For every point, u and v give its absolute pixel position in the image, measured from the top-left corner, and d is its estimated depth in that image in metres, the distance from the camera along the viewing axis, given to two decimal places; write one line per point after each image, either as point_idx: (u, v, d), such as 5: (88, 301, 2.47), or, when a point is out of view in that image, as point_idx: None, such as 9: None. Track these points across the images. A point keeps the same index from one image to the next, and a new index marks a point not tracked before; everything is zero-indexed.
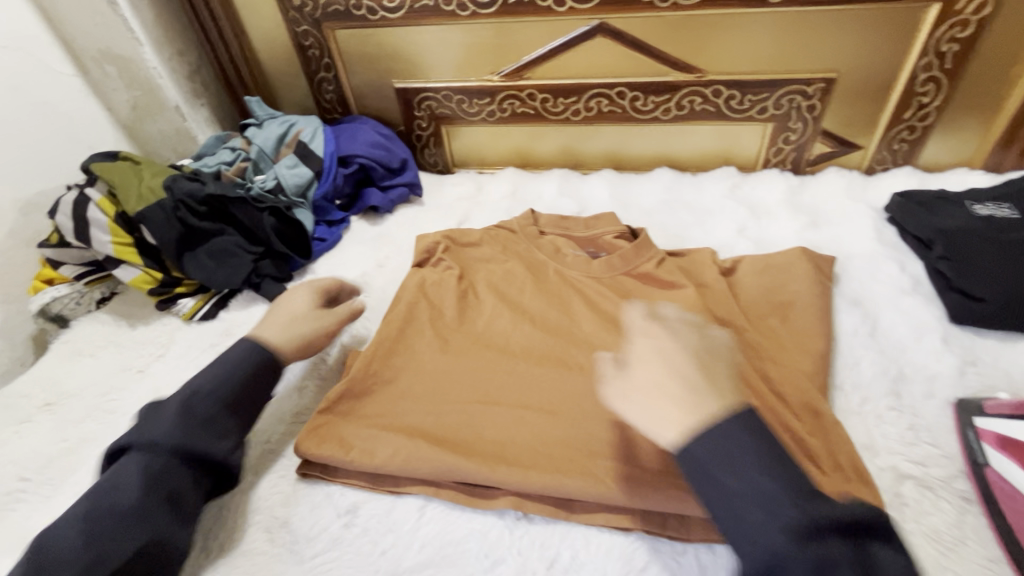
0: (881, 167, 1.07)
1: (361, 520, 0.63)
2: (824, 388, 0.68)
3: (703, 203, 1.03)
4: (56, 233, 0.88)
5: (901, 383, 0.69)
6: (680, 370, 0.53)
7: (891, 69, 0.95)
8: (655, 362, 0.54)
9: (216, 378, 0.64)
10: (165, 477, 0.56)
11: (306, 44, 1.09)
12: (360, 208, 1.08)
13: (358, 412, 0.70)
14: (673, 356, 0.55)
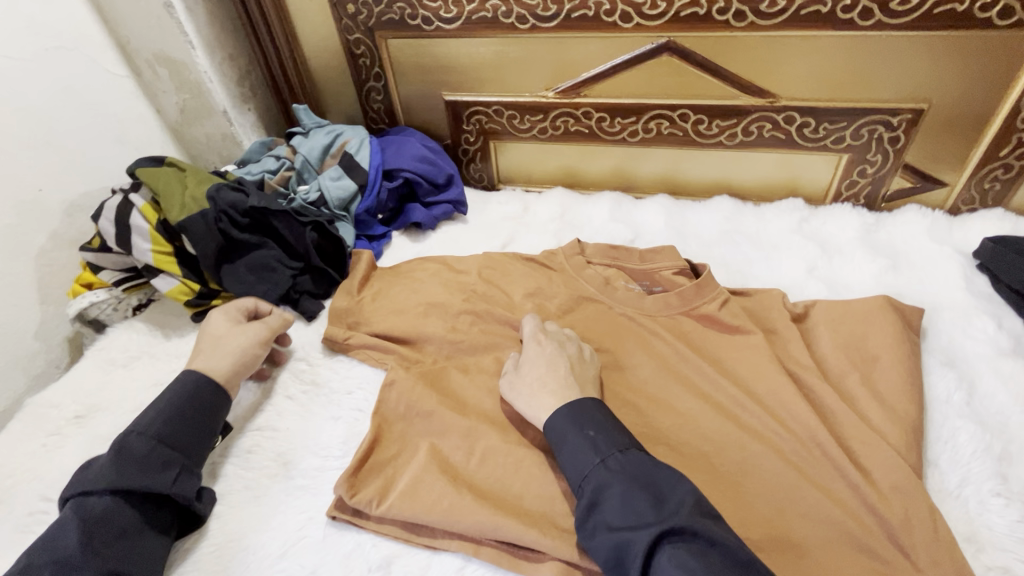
0: (967, 207, 0.98)
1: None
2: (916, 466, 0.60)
3: (767, 237, 0.96)
4: (98, 238, 0.86)
5: (1005, 464, 0.61)
6: (595, 443, 0.57)
7: (990, 102, 0.86)
8: (581, 433, 0.58)
9: (102, 469, 0.58)
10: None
11: (357, 52, 1.06)
12: (402, 223, 1.04)
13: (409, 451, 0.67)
14: (589, 427, 0.58)
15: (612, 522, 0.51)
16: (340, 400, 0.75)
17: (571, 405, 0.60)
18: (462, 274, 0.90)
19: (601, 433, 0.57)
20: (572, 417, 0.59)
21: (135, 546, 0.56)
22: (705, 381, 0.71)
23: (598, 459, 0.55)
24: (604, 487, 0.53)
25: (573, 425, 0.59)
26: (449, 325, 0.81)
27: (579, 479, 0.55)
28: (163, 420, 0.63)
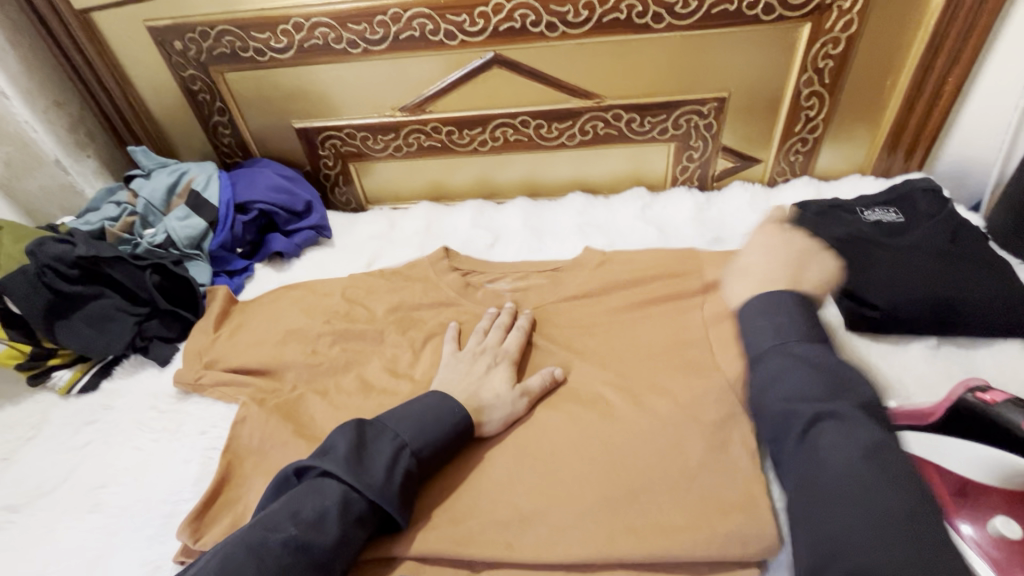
0: (781, 178, 1.11)
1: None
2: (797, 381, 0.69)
3: (615, 225, 1.04)
4: None
5: None
6: (782, 331, 0.57)
7: (777, 86, 0.98)
8: (773, 320, 0.59)
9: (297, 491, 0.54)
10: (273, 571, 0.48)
11: (194, 88, 1.04)
12: (263, 254, 1.02)
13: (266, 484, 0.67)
14: (775, 320, 0.59)
15: (785, 394, 0.52)
16: (193, 442, 0.73)
17: (753, 299, 0.62)
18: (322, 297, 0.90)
19: (762, 327, 0.59)
20: (751, 314, 0.61)
21: (322, 527, 0.51)
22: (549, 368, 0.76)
23: (778, 342, 0.57)
24: (779, 362, 0.54)
25: (757, 320, 0.60)
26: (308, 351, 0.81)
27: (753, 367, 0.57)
28: (428, 435, 0.61)
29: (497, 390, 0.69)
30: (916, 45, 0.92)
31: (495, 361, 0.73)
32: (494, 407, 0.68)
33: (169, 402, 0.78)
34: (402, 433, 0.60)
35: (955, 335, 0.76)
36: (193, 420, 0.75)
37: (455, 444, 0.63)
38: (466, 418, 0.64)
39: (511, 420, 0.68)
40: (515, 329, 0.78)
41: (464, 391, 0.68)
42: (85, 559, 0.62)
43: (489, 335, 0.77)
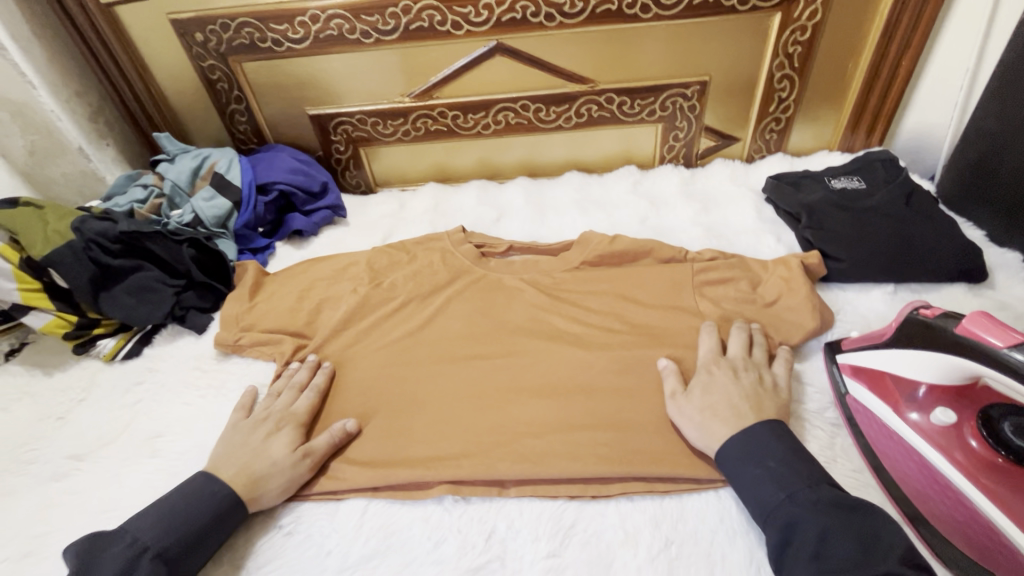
0: (758, 155, 1.22)
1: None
2: (786, 340, 0.78)
3: (610, 200, 1.13)
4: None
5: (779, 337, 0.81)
6: (772, 477, 0.59)
7: (753, 70, 1.09)
8: (767, 474, 0.59)
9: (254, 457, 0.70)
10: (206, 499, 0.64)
11: (213, 78, 1.10)
12: (283, 233, 1.09)
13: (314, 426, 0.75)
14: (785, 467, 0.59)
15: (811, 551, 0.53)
16: (238, 396, 0.81)
17: (751, 431, 0.63)
18: (345, 268, 0.98)
19: (766, 472, 0.60)
20: (738, 457, 0.62)
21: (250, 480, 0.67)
22: (559, 322, 0.86)
23: (784, 494, 0.57)
24: (799, 524, 0.55)
25: (739, 460, 0.62)
26: (338, 315, 0.89)
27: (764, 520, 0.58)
28: (174, 534, 0.61)
29: (274, 459, 0.68)
30: (874, 31, 1.04)
31: (280, 424, 0.73)
32: (274, 476, 0.67)
33: (211, 363, 0.86)
34: (138, 537, 0.60)
35: (909, 280, 0.87)
36: (238, 378, 0.83)
37: (222, 522, 0.63)
38: (229, 493, 0.65)
39: (291, 487, 0.68)
40: (311, 389, 0.78)
41: (236, 467, 0.67)
42: (152, 495, 0.70)
43: (291, 395, 0.77)
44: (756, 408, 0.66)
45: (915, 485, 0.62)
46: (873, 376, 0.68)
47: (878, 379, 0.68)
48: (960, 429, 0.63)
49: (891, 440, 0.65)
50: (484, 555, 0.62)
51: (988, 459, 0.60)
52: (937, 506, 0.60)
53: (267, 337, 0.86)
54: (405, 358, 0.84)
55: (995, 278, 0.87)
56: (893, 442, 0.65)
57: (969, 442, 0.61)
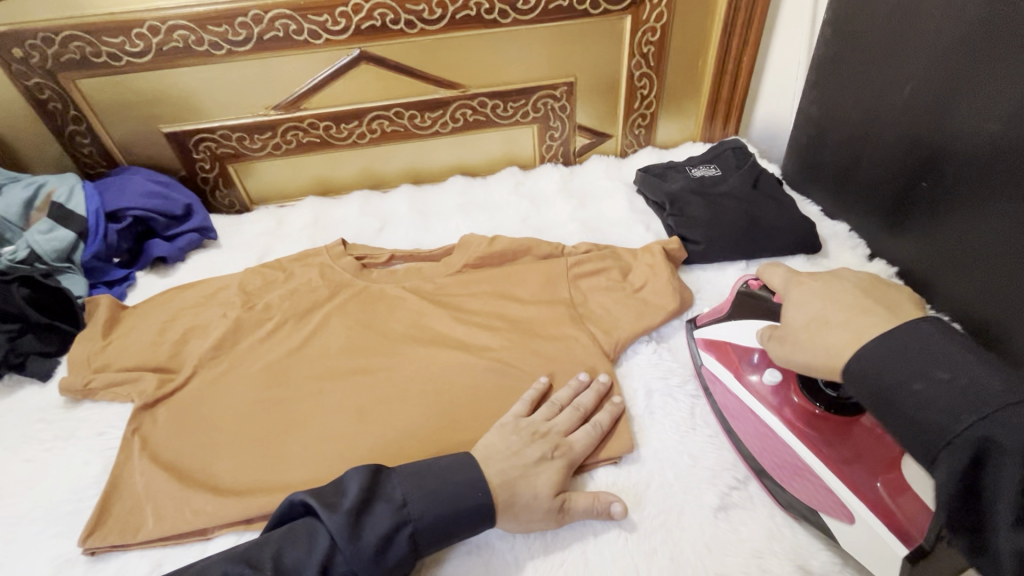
0: (631, 149, 1.29)
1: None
2: (652, 322, 0.83)
3: (493, 201, 1.15)
4: None
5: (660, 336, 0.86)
6: (903, 348, 0.46)
7: (613, 70, 1.15)
8: (958, 383, 0.42)
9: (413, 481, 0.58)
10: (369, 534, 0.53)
11: (43, 98, 1.00)
12: (144, 262, 1.01)
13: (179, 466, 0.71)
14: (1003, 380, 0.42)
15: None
16: (91, 443, 0.74)
17: (902, 333, 0.47)
18: (214, 292, 0.92)
19: (920, 339, 0.46)
20: (881, 365, 0.46)
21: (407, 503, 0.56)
22: (440, 326, 0.87)
23: (968, 408, 0.41)
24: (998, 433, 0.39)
25: (881, 347, 0.47)
26: (205, 344, 0.83)
27: (876, 399, 0.46)
28: (439, 524, 0.57)
29: (536, 490, 0.61)
30: (715, 31, 1.13)
31: (552, 450, 0.65)
32: (523, 507, 0.60)
33: (58, 412, 0.78)
34: (407, 504, 0.56)
35: (758, 257, 0.96)
36: (89, 425, 0.76)
37: (476, 529, 0.58)
38: (490, 505, 0.59)
39: (533, 526, 0.61)
40: (592, 421, 0.69)
41: (501, 474, 0.61)
42: None
43: (561, 414, 0.69)
44: (869, 296, 0.54)
45: (757, 444, 0.67)
46: (718, 346, 0.73)
47: (722, 348, 0.72)
48: (787, 385, 0.66)
49: (733, 403, 0.70)
50: None
51: (810, 410, 0.63)
52: (773, 461, 0.65)
53: (122, 376, 0.79)
54: (282, 380, 0.80)
55: (829, 247, 0.98)
56: (737, 405, 0.69)
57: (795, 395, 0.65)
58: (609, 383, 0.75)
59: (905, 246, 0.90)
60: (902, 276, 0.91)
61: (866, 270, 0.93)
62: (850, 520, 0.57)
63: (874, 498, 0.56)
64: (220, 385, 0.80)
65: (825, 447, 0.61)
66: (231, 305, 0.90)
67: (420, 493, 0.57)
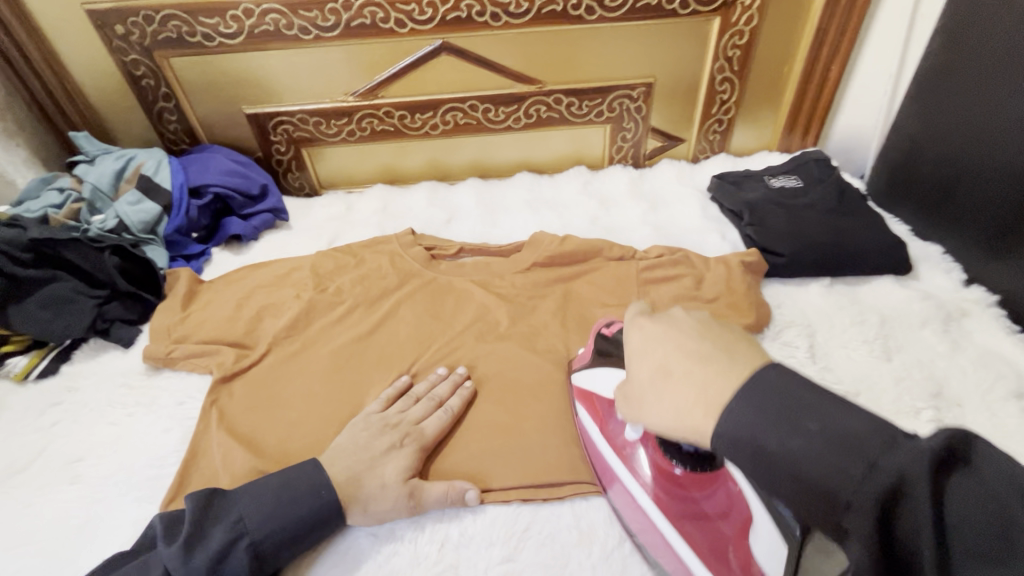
0: (702, 155, 1.25)
1: None
2: None
3: (561, 200, 1.13)
4: None
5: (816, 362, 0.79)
6: (773, 423, 0.38)
7: (694, 74, 1.12)
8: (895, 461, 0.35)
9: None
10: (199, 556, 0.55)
11: (137, 74, 1.03)
12: (220, 238, 1.03)
13: (255, 441, 0.72)
14: (970, 486, 0.33)
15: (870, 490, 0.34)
16: (170, 412, 0.75)
17: (737, 392, 0.41)
18: (287, 273, 0.93)
19: (760, 407, 0.39)
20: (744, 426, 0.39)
21: (229, 516, 0.58)
22: (510, 324, 0.85)
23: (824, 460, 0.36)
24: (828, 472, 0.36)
25: (739, 415, 0.40)
26: (280, 323, 0.84)
27: (763, 468, 0.39)
28: (280, 527, 0.58)
29: (384, 480, 0.62)
30: (806, 36, 1.08)
31: (400, 439, 0.67)
32: (372, 498, 0.62)
33: (140, 378, 0.80)
34: (242, 519, 0.58)
35: (844, 274, 0.91)
36: (169, 394, 0.78)
37: (322, 527, 0.60)
38: (334, 500, 0.60)
39: (385, 518, 0.62)
40: (445, 406, 0.72)
41: (348, 470, 0.63)
42: (71, 525, 0.64)
43: (415, 406, 0.71)
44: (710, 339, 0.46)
45: (615, 491, 0.63)
46: (587, 396, 0.69)
47: (591, 399, 0.68)
48: (649, 440, 0.60)
49: (603, 469, 0.65)
50: (438, 565, 0.60)
51: (670, 472, 0.58)
52: (631, 515, 0.61)
53: (202, 348, 0.81)
54: (354, 365, 0.80)
55: (920, 269, 0.92)
56: (610, 471, 0.64)
57: (654, 452, 0.59)
58: (467, 373, 0.77)
59: (1007, 272, 0.84)
60: (1002, 305, 0.86)
61: (962, 296, 0.87)
62: (686, 572, 0.56)
63: (697, 540, 0.55)
64: (293, 364, 0.80)
65: (694, 530, 0.56)
66: (304, 287, 0.91)
67: (247, 503, 0.59)
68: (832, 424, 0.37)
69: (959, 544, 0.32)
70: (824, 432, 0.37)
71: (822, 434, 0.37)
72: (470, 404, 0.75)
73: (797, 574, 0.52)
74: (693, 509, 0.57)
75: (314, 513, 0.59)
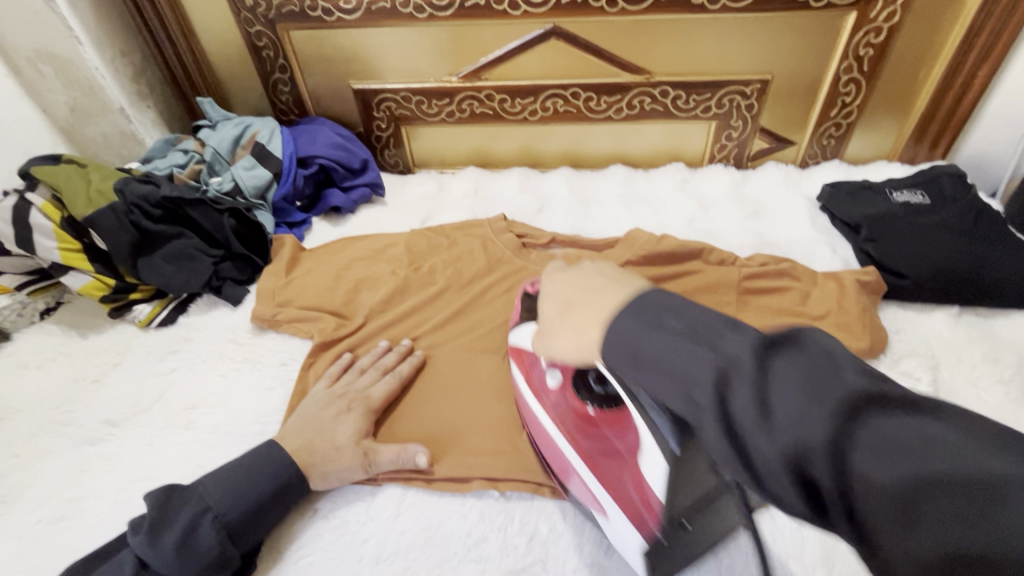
0: (813, 160, 1.17)
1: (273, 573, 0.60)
2: None
3: (656, 197, 1.09)
4: (51, 203, 0.82)
5: (938, 395, 0.73)
6: (682, 335, 0.38)
7: (818, 72, 1.04)
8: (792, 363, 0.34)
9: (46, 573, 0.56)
10: (169, 544, 0.55)
11: (259, 44, 1.08)
12: (321, 208, 1.07)
13: None
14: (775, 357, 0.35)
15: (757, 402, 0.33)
16: (274, 372, 0.79)
17: (625, 305, 0.42)
18: (383, 248, 0.96)
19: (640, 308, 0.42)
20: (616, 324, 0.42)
21: (187, 499, 0.59)
22: None
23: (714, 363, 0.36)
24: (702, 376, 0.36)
25: (642, 328, 0.39)
26: (377, 297, 0.87)
27: (647, 370, 0.39)
28: (241, 503, 0.59)
29: (338, 442, 0.65)
30: (953, 37, 0.98)
31: (348, 404, 0.70)
32: (330, 462, 0.64)
33: (247, 336, 0.84)
34: (206, 497, 0.59)
35: (975, 304, 0.83)
36: (274, 355, 0.82)
37: (283, 500, 0.61)
38: (295, 468, 0.63)
39: (343, 478, 0.64)
40: (393, 372, 0.75)
41: (300, 438, 0.65)
42: (185, 466, 0.69)
43: (366, 376, 0.74)
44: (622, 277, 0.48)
45: (549, 452, 0.63)
46: (518, 352, 0.70)
47: (519, 354, 0.70)
48: (566, 390, 0.64)
49: (538, 431, 0.65)
50: (527, 557, 0.60)
51: (586, 413, 0.61)
52: (555, 461, 0.62)
53: (305, 314, 0.84)
54: (444, 345, 0.81)
55: None
56: (537, 426, 0.65)
57: (572, 399, 0.63)
58: (412, 344, 0.80)
59: None
60: None
61: None
62: (605, 513, 0.57)
63: (625, 498, 0.56)
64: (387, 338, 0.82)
65: (605, 471, 0.58)
66: (400, 263, 0.93)
67: (205, 487, 0.60)
68: (689, 314, 0.39)
69: (861, 462, 0.29)
70: (734, 354, 0.35)
71: (727, 354, 0.35)
72: (420, 370, 0.78)
73: (698, 511, 0.53)
74: (608, 447, 0.60)
75: (281, 484, 0.61)
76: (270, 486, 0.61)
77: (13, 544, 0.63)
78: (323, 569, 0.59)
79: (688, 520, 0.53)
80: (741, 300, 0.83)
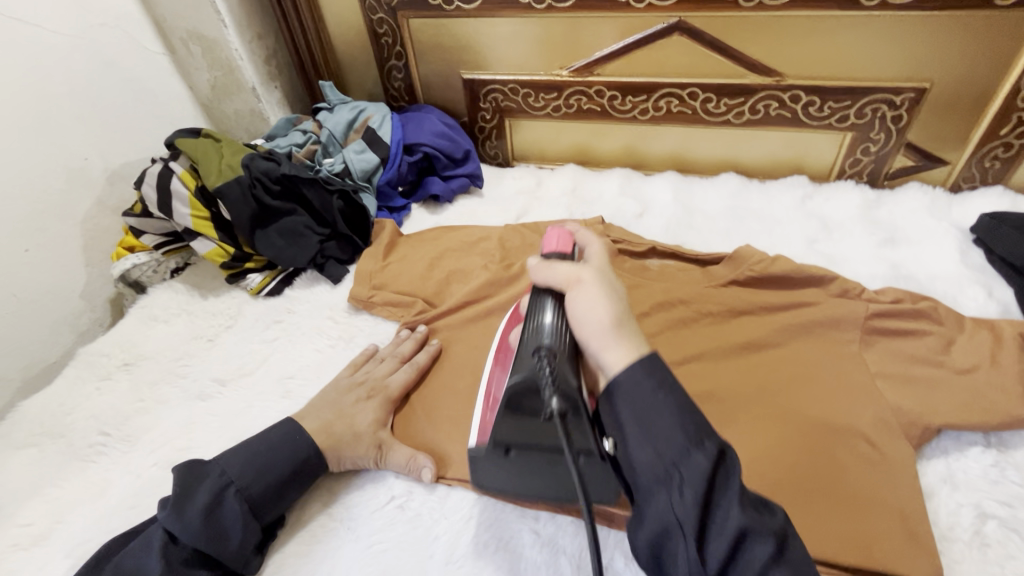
0: (967, 184, 1.00)
1: (334, 546, 0.62)
2: (997, 427, 0.65)
3: (772, 213, 1.00)
4: (189, 172, 0.90)
5: None
6: (678, 418, 0.44)
7: (991, 82, 0.89)
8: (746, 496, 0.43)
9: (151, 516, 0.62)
10: (195, 518, 0.57)
11: (379, 31, 1.11)
12: (421, 195, 1.09)
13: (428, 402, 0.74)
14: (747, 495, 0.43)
15: (708, 508, 0.42)
16: None
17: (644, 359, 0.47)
18: (477, 241, 0.95)
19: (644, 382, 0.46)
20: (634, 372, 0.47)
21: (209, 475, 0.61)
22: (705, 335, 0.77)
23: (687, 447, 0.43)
24: (685, 467, 0.42)
25: (651, 381, 0.46)
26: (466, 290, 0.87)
27: (651, 442, 0.44)
28: (262, 479, 0.62)
29: (358, 428, 0.67)
30: None
31: (367, 393, 0.72)
32: (347, 446, 0.66)
33: (344, 315, 0.88)
34: (225, 472, 0.61)
35: None
36: (367, 337, 0.85)
37: (302, 477, 0.64)
38: (316, 448, 0.65)
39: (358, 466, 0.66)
40: (411, 362, 0.76)
41: (319, 421, 0.67)
42: None
43: (386, 364, 0.75)
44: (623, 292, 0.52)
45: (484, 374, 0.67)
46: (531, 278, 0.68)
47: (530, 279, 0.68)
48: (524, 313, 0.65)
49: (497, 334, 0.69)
50: None
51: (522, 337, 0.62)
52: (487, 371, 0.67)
53: (399, 299, 0.86)
54: None
55: None
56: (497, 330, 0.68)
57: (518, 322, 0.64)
58: (429, 332, 0.81)
59: None
60: None
61: None
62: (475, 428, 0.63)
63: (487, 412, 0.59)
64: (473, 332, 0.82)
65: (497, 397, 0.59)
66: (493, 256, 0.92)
67: (221, 461, 0.62)
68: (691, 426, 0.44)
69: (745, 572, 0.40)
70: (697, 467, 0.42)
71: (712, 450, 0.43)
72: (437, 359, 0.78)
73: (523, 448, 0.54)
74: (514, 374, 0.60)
75: (298, 464, 0.64)
76: (286, 466, 0.63)
77: (131, 481, 0.69)
78: (396, 557, 0.60)
79: (514, 452, 0.55)
80: (867, 340, 0.73)
